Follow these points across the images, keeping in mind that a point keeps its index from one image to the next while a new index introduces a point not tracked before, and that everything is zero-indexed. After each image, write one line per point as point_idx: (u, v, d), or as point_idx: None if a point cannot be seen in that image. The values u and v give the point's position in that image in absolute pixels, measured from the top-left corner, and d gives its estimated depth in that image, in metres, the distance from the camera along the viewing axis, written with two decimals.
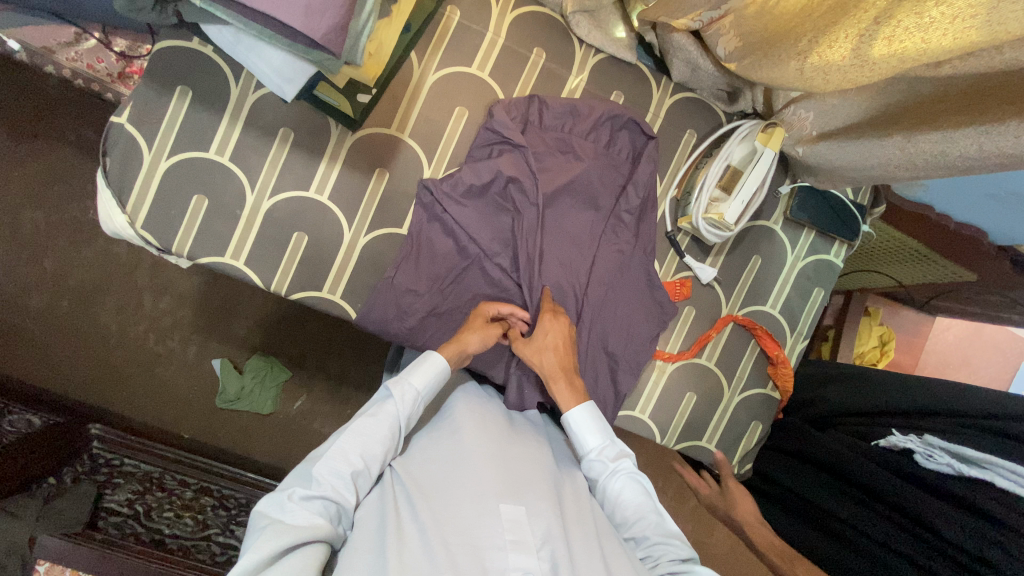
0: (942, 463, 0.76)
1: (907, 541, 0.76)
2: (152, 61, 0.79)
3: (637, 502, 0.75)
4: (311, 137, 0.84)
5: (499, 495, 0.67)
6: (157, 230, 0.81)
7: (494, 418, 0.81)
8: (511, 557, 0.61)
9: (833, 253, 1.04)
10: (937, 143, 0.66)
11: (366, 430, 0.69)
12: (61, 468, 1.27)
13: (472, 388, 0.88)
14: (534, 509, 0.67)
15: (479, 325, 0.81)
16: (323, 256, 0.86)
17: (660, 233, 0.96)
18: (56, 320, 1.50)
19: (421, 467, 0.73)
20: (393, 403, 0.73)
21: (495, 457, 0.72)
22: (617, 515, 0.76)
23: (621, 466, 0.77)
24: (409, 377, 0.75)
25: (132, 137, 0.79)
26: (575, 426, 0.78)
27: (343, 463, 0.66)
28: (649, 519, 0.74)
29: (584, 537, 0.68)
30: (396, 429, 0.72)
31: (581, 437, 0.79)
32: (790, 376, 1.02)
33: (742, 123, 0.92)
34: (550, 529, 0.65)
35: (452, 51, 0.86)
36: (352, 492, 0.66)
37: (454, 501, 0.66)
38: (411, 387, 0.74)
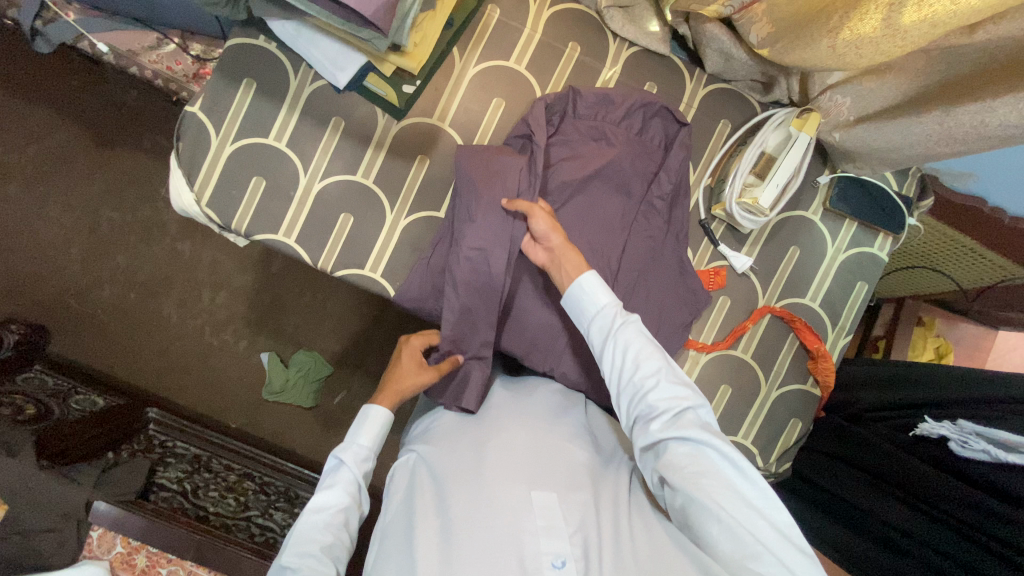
0: (978, 449, 0.71)
1: (943, 533, 0.72)
2: (223, 57, 0.88)
3: (646, 357, 0.72)
4: (358, 125, 0.90)
5: (532, 482, 0.69)
6: (219, 208, 0.89)
7: (530, 410, 0.82)
8: (544, 541, 0.63)
9: (877, 246, 1.01)
10: (977, 113, 0.65)
11: (325, 501, 0.73)
12: (118, 444, 1.37)
13: (498, 390, 0.88)
14: (568, 497, 0.68)
15: (413, 369, 0.85)
16: (366, 236, 0.91)
17: (693, 221, 0.97)
18: (124, 309, 1.63)
19: (453, 453, 0.75)
20: (345, 469, 0.77)
21: (527, 449, 0.74)
22: (624, 377, 0.73)
23: (626, 320, 0.75)
24: (356, 437, 0.80)
25: (202, 123, 0.88)
26: (585, 285, 0.77)
27: (306, 539, 0.69)
28: (658, 373, 0.71)
29: (616, 525, 0.68)
30: (356, 488, 0.76)
31: (590, 298, 0.77)
32: (831, 371, 0.98)
33: (776, 111, 0.92)
34: (585, 516, 0.67)
35: (492, 46, 0.92)
36: (329, 564, 0.68)
37: (486, 485, 0.69)
38: (358, 447, 0.79)
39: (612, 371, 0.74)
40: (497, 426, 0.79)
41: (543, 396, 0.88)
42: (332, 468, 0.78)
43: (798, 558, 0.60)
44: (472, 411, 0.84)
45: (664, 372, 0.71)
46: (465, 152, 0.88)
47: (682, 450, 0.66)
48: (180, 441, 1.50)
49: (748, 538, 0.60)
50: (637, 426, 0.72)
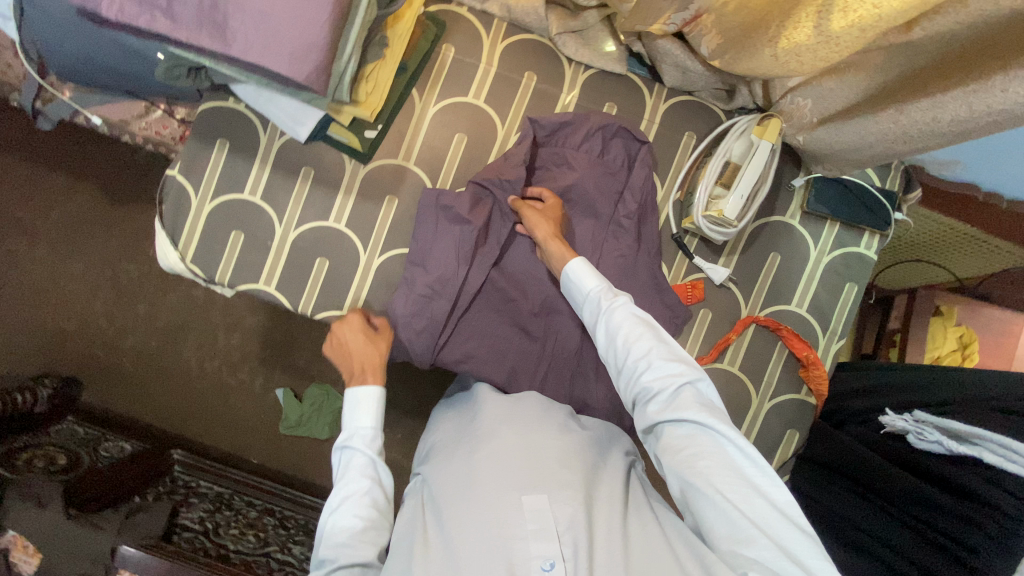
0: (933, 441, 0.69)
1: (900, 532, 0.69)
2: (197, 121, 0.93)
3: (638, 339, 0.72)
4: (328, 173, 0.94)
5: (521, 488, 0.69)
6: (203, 263, 0.93)
7: (522, 416, 0.82)
8: (534, 545, 0.64)
9: (863, 245, 0.97)
10: (929, 109, 0.63)
11: (348, 489, 0.75)
12: (144, 489, 1.42)
13: (488, 395, 0.88)
14: (557, 496, 0.68)
15: (369, 342, 0.87)
16: (343, 279, 0.94)
17: (666, 236, 0.96)
18: (145, 356, 1.72)
19: (449, 463, 0.78)
20: (358, 452, 0.78)
21: (519, 454, 0.74)
22: (620, 360, 0.74)
23: (616, 304, 0.76)
24: (358, 420, 0.81)
25: (181, 185, 0.93)
26: (574, 272, 0.81)
27: (338, 527, 0.72)
28: (651, 354, 0.71)
29: (608, 519, 0.67)
30: (373, 468, 0.78)
31: (580, 284, 0.81)
32: (824, 378, 0.95)
33: (739, 119, 0.91)
34: (574, 515, 0.66)
35: (450, 83, 0.94)
36: (368, 547, 0.70)
37: (476, 494, 0.70)
38: (363, 431, 0.80)
39: (608, 355, 0.76)
40: (490, 432, 0.79)
41: (544, 401, 0.88)
42: (346, 456, 0.79)
43: (800, 537, 0.57)
44: (463, 423, 0.85)
45: (659, 352, 0.71)
46: (429, 196, 0.91)
47: (679, 432, 0.66)
48: (205, 480, 1.57)
49: (741, 520, 0.58)
50: (637, 408, 0.72)
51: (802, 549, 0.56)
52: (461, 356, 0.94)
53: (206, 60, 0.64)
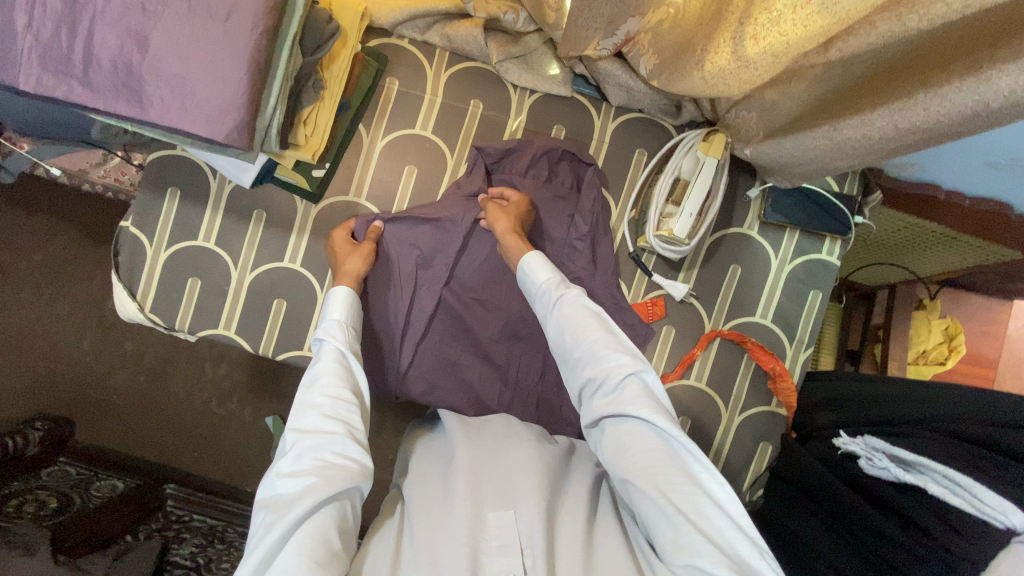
0: (882, 467, 0.66)
1: (846, 554, 0.68)
2: (147, 170, 0.94)
3: (585, 330, 0.71)
4: (280, 214, 0.94)
5: (490, 506, 0.68)
6: (162, 312, 0.94)
7: (493, 437, 0.82)
8: (497, 561, 0.63)
9: (825, 251, 0.96)
10: (860, 127, 0.62)
11: (315, 377, 0.72)
12: (135, 526, 1.45)
13: (451, 418, 0.88)
14: (522, 511, 0.67)
15: (354, 249, 0.88)
16: (302, 318, 0.94)
17: (624, 255, 0.95)
18: (134, 393, 1.73)
19: (417, 481, 0.78)
20: (327, 342, 0.76)
21: (487, 474, 0.74)
22: (567, 352, 0.73)
23: (564, 297, 0.75)
24: (328, 317, 0.79)
25: (135, 236, 0.93)
26: (526, 266, 0.81)
27: (305, 404, 0.69)
28: (597, 347, 0.70)
29: (569, 528, 0.66)
30: (342, 358, 0.75)
31: (532, 277, 0.80)
32: (793, 390, 0.94)
33: (686, 135, 0.90)
34: (534, 522, 0.65)
35: (396, 116, 0.94)
36: (334, 425, 0.67)
37: (440, 512, 0.69)
38: (331, 322, 0.78)
39: (557, 347, 0.75)
40: (460, 451, 0.79)
41: (520, 422, 0.88)
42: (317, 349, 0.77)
43: (738, 537, 0.56)
44: (435, 447, 0.85)
45: (604, 344, 0.70)
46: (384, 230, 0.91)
47: (623, 427, 0.65)
48: (196, 513, 1.59)
49: (685, 523, 0.57)
50: (584, 403, 0.71)
51: (741, 549, 0.55)
52: (426, 388, 0.94)
53: (130, 124, 0.64)
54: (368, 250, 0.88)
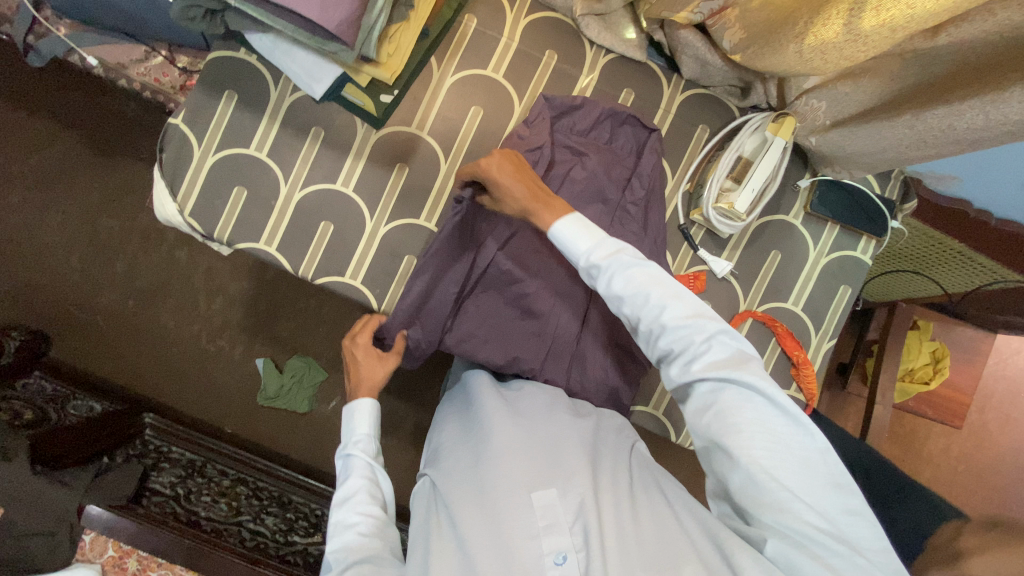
0: None
1: None
2: (206, 70, 0.91)
3: (651, 298, 0.66)
4: (338, 134, 0.92)
5: (531, 484, 0.65)
6: (202, 218, 0.91)
7: (533, 412, 0.77)
8: (545, 542, 0.61)
9: (859, 250, 1.00)
10: (945, 117, 0.65)
11: (348, 493, 0.75)
12: (113, 449, 1.37)
13: (487, 391, 0.82)
14: (567, 488, 0.64)
15: (372, 359, 0.89)
16: (346, 244, 0.93)
17: (673, 226, 0.98)
18: (120, 318, 1.61)
19: (454, 454, 0.74)
20: (355, 458, 0.79)
21: (524, 445, 0.70)
22: (632, 321, 0.69)
23: (618, 261, 0.68)
24: (352, 431, 0.83)
25: (185, 135, 0.90)
26: (561, 232, 0.72)
27: (344, 528, 0.71)
28: (665, 315, 0.66)
29: (615, 504, 0.63)
30: (371, 471, 0.78)
31: (571, 242, 0.72)
32: (813, 379, 0.98)
33: (753, 116, 0.92)
34: (583, 502, 0.62)
35: (469, 54, 0.93)
36: (371, 537, 0.69)
37: (488, 497, 0.65)
38: (357, 438, 0.82)
39: (623, 316, 0.71)
40: (492, 426, 0.73)
41: (543, 393, 0.83)
42: (346, 469, 0.79)
43: (836, 502, 0.56)
44: (465, 414, 0.81)
45: (671, 309, 0.65)
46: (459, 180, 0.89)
47: (703, 390, 0.63)
48: (175, 445, 1.49)
49: (779, 491, 0.55)
50: (660, 369, 0.69)
51: (830, 509, 0.56)
52: (453, 344, 0.93)
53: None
54: (394, 361, 0.91)
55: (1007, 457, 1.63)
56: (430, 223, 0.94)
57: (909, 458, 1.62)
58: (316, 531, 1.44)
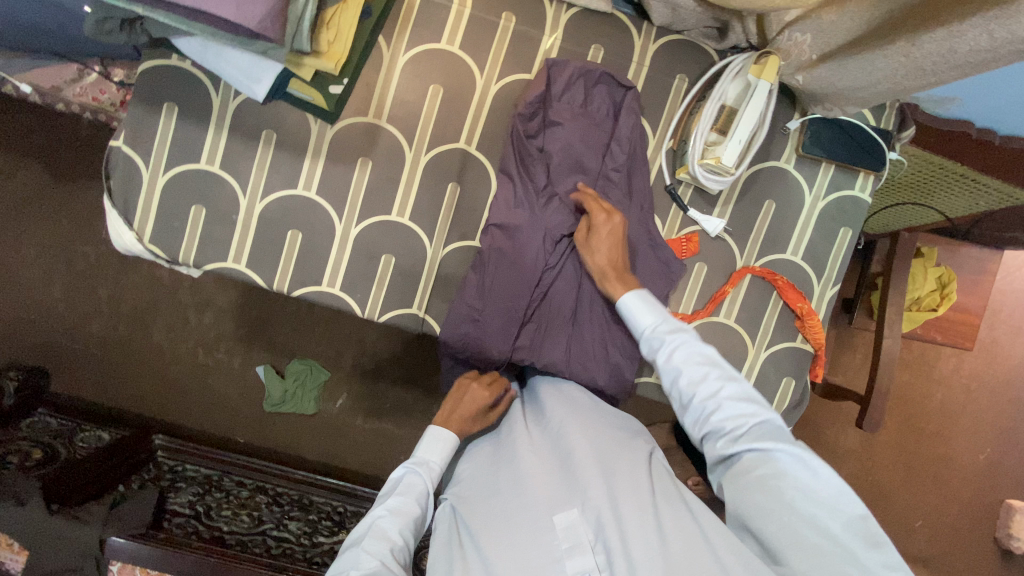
0: None
1: None
2: (139, 82, 0.84)
3: (709, 375, 0.68)
4: (292, 135, 0.86)
5: (551, 504, 0.63)
6: (163, 243, 0.86)
7: (562, 422, 0.74)
8: (569, 562, 0.59)
9: (857, 188, 0.95)
10: (946, 39, 0.59)
11: (399, 508, 0.69)
12: (127, 476, 1.34)
13: (517, 418, 0.78)
14: (588, 505, 0.63)
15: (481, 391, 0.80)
16: (319, 250, 0.88)
17: (659, 188, 0.92)
18: (112, 344, 1.57)
19: (474, 479, 0.72)
20: (419, 480, 0.73)
21: (548, 467, 0.68)
22: (684, 397, 0.70)
23: (681, 338, 0.71)
24: (428, 449, 0.76)
25: (129, 157, 0.84)
26: (628, 305, 0.76)
27: (382, 540, 0.66)
28: (722, 394, 0.67)
29: (638, 516, 0.61)
30: (425, 502, 0.72)
31: (633, 317, 0.76)
32: (819, 329, 0.95)
33: (733, 59, 0.86)
34: (602, 517, 0.61)
35: (420, 28, 0.86)
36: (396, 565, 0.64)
37: (511, 521, 0.63)
38: (432, 462, 0.75)
39: (670, 393, 0.72)
40: (517, 448, 0.71)
41: (563, 403, 0.78)
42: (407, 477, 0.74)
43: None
44: (494, 443, 0.77)
45: (725, 387, 0.67)
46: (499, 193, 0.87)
47: (752, 464, 0.63)
48: (191, 463, 1.48)
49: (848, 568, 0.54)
50: (707, 444, 0.68)
51: None
52: (467, 348, 0.88)
53: (142, 7, 0.56)
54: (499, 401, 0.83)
55: (1018, 369, 1.62)
56: (403, 217, 0.89)
57: (921, 383, 1.61)
58: (341, 529, 1.43)
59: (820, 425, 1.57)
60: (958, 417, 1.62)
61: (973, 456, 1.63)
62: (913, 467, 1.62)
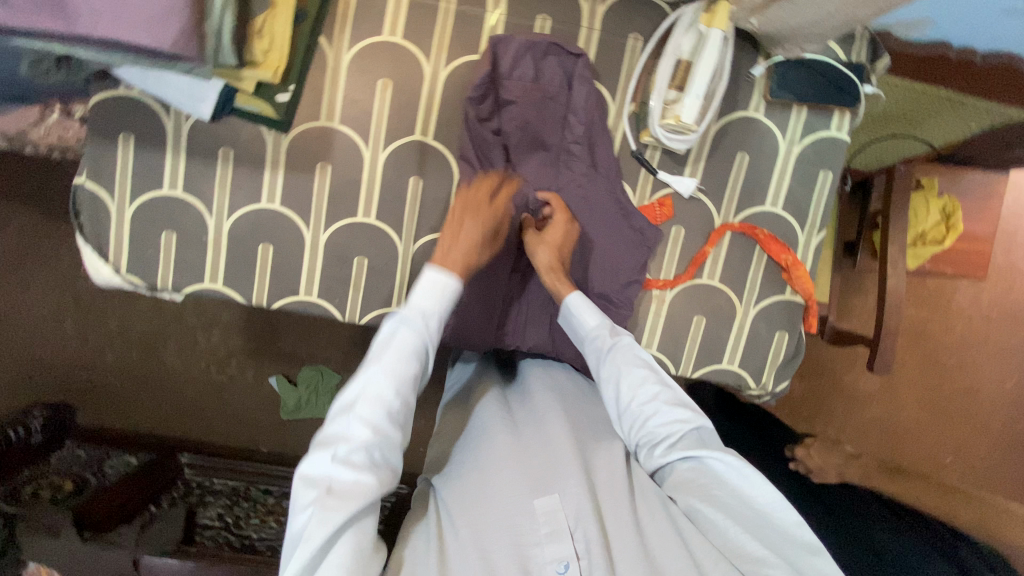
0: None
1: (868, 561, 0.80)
2: (92, 116, 0.84)
3: (646, 382, 0.70)
4: (248, 149, 0.85)
5: (531, 490, 0.62)
6: (140, 272, 0.88)
7: (543, 413, 0.73)
8: (547, 549, 0.59)
9: (834, 127, 0.91)
10: None
11: (391, 364, 0.64)
12: (156, 496, 1.38)
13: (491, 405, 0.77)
14: (568, 492, 0.62)
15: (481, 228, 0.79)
16: (292, 260, 0.89)
17: (626, 155, 0.90)
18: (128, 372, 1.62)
19: (454, 470, 0.70)
20: (412, 331, 0.67)
21: (526, 454, 0.67)
22: (621, 405, 0.71)
23: (622, 344, 0.74)
24: (418, 301, 0.70)
25: (93, 192, 0.85)
26: (576, 306, 0.78)
27: (376, 402, 0.61)
28: (658, 400, 0.69)
29: (615, 508, 0.62)
30: (422, 354, 0.67)
31: (580, 318, 0.77)
32: (806, 278, 0.93)
33: (684, 10, 0.82)
34: (582, 508, 0.61)
35: (360, 23, 0.84)
36: (392, 428, 0.61)
37: (487, 505, 0.62)
38: (426, 313, 0.69)
39: (607, 397, 0.73)
40: (494, 437, 0.70)
41: (549, 389, 0.79)
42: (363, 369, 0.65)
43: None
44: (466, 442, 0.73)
45: (661, 394, 0.69)
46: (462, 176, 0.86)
47: (685, 470, 0.65)
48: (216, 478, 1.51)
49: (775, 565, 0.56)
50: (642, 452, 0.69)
51: None
52: (452, 340, 0.88)
53: (58, 45, 0.56)
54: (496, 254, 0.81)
55: None
56: (369, 217, 0.88)
57: (938, 318, 1.55)
58: None
59: (834, 372, 1.54)
60: (980, 347, 1.57)
61: (998, 386, 1.58)
62: (936, 404, 1.57)
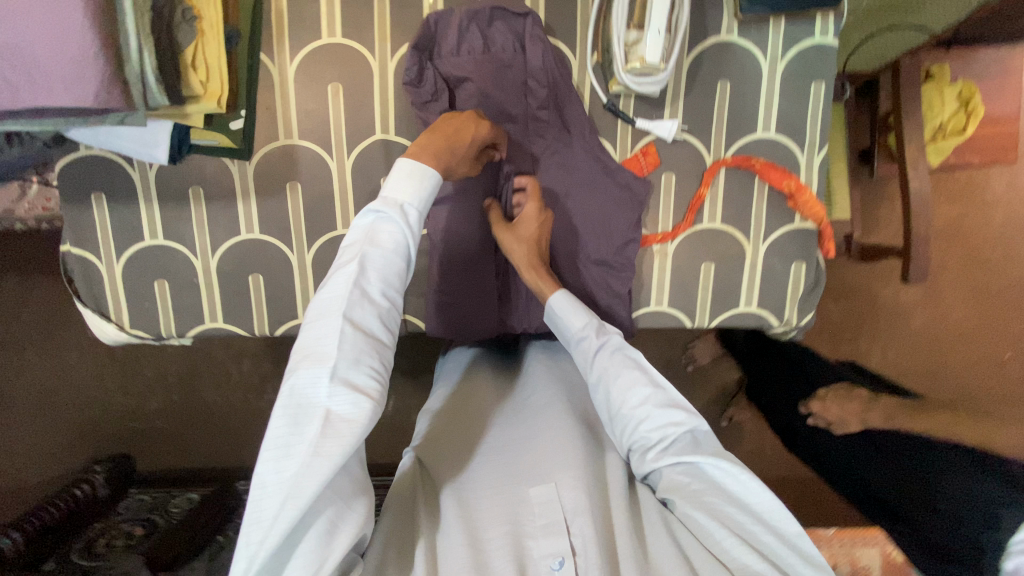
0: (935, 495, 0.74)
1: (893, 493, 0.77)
2: (61, 182, 0.84)
3: (636, 382, 0.66)
4: (217, 184, 0.84)
5: (527, 480, 0.61)
6: (144, 324, 0.89)
7: (540, 403, 0.72)
8: (544, 542, 0.57)
9: (819, 32, 0.83)
10: None
11: (375, 265, 0.57)
12: (224, 524, 1.30)
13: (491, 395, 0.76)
14: (565, 482, 0.60)
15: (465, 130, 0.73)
16: (283, 285, 0.88)
17: (598, 110, 0.85)
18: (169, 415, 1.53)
19: (446, 455, 0.68)
20: (392, 224, 0.59)
21: (525, 444, 0.66)
22: (613, 407, 0.67)
23: (611, 344, 0.70)
24: (395, 188, 0.61)
25: (81, 257, 0.86)
26: (558, 308, 0.74)
27: (365, 303, 0.56)
28: (651, 402, 0.64)
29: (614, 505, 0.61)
30: (408, 254, 0.60)
31: (564, 319, 0.74)
32: (815, 201, 0.86)
33: None
34: (579, 500, 0.58)
35: (297, 31, 0.80)
36: (385, 335, 0.57)
37: (484, 492, 0.61)
38: (409, 204, 0.61)
39: (598, 401, 0.69)
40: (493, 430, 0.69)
41: (557, 381, 0.76)
42: (325, 300, 0.56)
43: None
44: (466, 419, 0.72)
45: (654, 395, 0.65)
46: None
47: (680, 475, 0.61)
48: None
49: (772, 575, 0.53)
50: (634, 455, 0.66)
51: None
52: (455, 332, 0.87)
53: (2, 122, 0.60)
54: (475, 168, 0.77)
55: None
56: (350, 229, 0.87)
57: (975, 211, 1.44)
58: None
59: (872, 289, 1.45)
60: None
61: None
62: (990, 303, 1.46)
